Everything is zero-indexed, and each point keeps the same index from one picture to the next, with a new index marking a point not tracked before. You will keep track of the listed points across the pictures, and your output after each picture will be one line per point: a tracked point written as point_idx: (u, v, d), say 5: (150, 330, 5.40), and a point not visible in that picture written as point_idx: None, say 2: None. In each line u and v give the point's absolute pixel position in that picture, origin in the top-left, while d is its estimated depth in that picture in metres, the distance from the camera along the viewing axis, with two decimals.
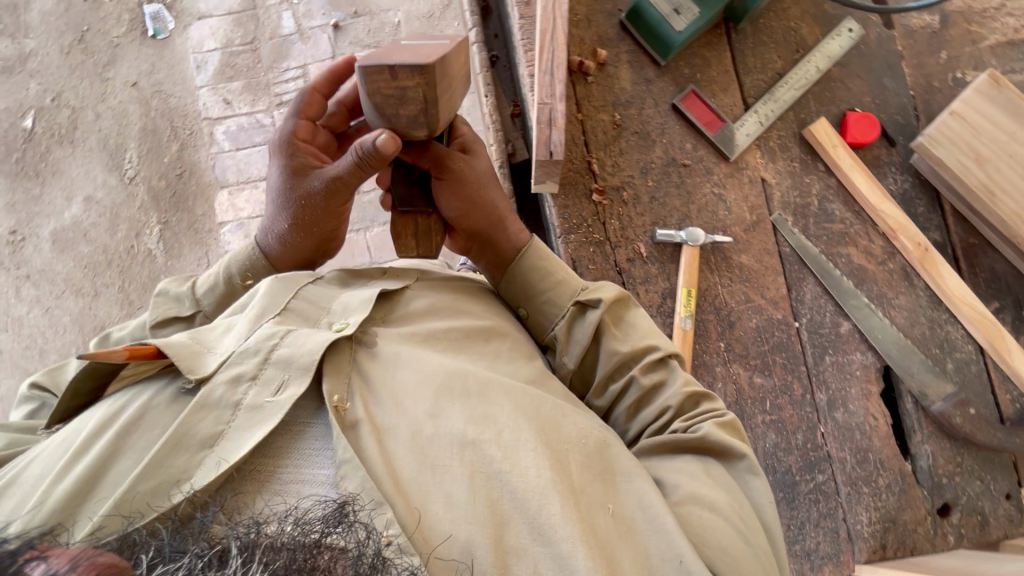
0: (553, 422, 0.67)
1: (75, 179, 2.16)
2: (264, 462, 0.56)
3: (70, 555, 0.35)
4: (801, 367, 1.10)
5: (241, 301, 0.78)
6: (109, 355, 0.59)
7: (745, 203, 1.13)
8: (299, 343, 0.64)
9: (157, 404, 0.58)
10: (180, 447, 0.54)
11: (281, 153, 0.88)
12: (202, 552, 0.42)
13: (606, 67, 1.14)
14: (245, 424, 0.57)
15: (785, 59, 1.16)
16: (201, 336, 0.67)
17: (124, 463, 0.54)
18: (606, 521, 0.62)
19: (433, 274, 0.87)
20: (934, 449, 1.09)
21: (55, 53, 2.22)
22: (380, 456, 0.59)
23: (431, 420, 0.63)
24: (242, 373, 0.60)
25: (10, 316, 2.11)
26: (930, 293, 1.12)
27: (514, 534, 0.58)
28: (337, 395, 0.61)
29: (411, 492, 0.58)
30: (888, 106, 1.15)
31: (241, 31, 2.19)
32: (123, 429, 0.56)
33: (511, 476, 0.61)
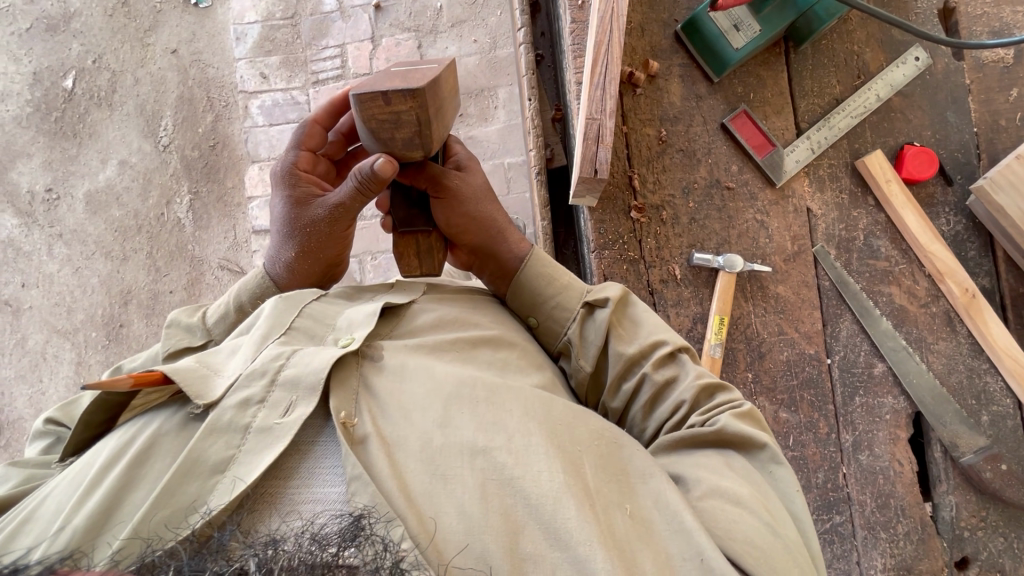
0: (563, 426, 0.66)
1: (111, 143, 2.18)
2: (276, 485, 0.55)
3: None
4: (829, 405, 1.07)
5: (247, 321, 0.77)
6: (114, 384, 0.58)
7: (787, 232, 1.10)
8: (305, 362, 0.63)
9: (167, 432, 0.59)
10: (192, 473, 0.54)
11: (282, 184, 0.87)
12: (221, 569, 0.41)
13: (656, 79, 1.10)
14: (256, 448, 0.56)
15: (844, 85, 1.11)
16: (207, 360, 0.67)
17: (139, 491, 0.55)
18: (624, 524, 0.60)
19: (443, 287, 0.86)
20: (959, 501, 1.06)
21: (99, 14, 2.22)
22: (390, 472, 0.58)
23: (440, 428, 0.62)
24: (251, 396, 0.60)
25: (42, 272, 2.15)
26: (973, 342, 1.07)
27: (529, 544, 0.56)
28: (343, 412, 0.61)
29: (422, 504, 0.57)
30: (947, 142, 1.10)
31: (282, 5, 2.16)
32: (136, 458, 0.56)
33: (523, 481, 0.59)
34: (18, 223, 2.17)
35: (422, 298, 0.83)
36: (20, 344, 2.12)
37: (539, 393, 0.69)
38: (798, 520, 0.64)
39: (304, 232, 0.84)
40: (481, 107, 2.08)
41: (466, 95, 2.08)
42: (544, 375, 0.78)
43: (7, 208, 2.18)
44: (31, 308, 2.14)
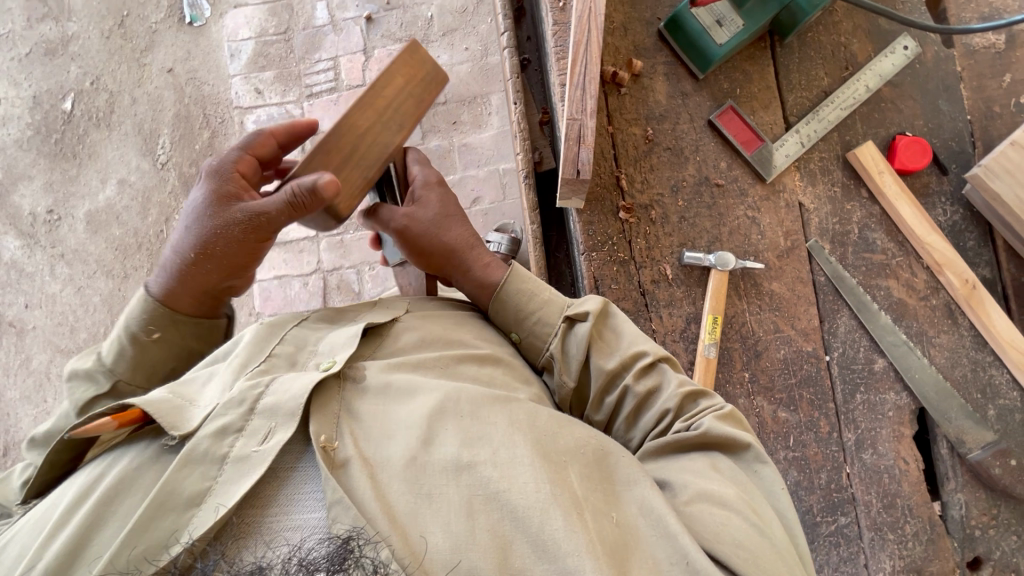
0: (549, 437, 0.65)
1: (110, 162, 2.20)
2: (254, 513, 0.52)
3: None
4: (829, 404, 1.05)
5: (226, 349, 0.76)
6: (98, 427, 0.58)
7: (780, 227, 1.08)
8: (284, 388, 0.61)
9: (136, 467, 0.57)
10: (167, 507, 0.51)
11: (211, 176, 0.77)
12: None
13: (640, 78, 1.09)
14: (233, 477, 0.54)
15: (832, 76, 1.09)
16: (180, 389, 0.65)
17: (108, 529, 0.53)
18: (610, 532, 0.59)
19: (426, 305, 0.85)
20: (968, 498, 1.03)
21: (96, 37, 2.25)
22: (375, 494, 0.55)
23: (424, 445, 0.61)
24: (228, 425, 0.58)
25: (44, 292, 2.17)
26: (976, 334, 1.05)
27: (519, 558, 0.55)
28: (323, 436, 0.58)
29: (409, 525, 0.55)
30: (941, 131, 1.08)
31: (275, 20, 2.19)
32: (105, 495, 0.55)
33: (508, 494, 0.58)
34: (20, 245, 2.20)
35: (405, 315, 0.81)
36: (24, 365, 2.13)
37: (523, 403, 0.68)
38: (784, 519, 0.63)
39: (217, 241, 0.75)
40: (474, 114, 2.08)
41: (458, 103, 2.08)
42: (531, 390, 0.77)
43: (9, 230, 2.20)
44: (33, 329, 2.16)
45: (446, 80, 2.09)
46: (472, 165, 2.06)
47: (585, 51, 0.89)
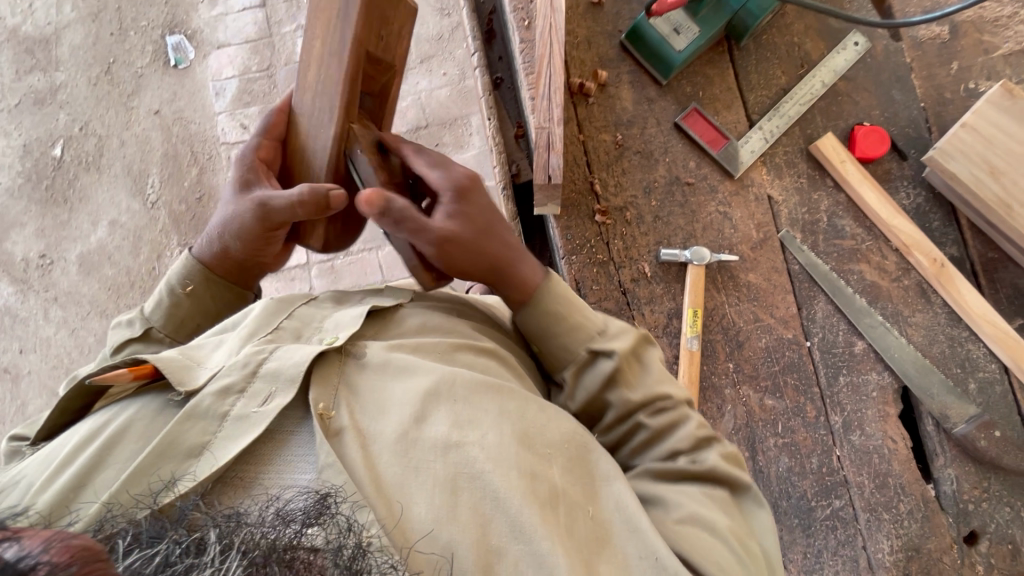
0: (538, 427, 0.65)
1: (101, 204, 2.24)
2: (247, 469, 0.56)
3: (44, 535, 0.34)
4: (814, 389, 1.07)
5: (235, 319, 0.80)
6: (115, 376, 0.61)
7: (751, 220, 1.11)
8: (287, 356, 0.64)
9: (143, 419, 0.60)
10: (168, 454, 0.55)
11: (240, 164, 0.86)
12: (180, 538, 0.42)
13: (606, 87, 1.14)
14: (231, 434, 0.57)
15: (789, 75, 1.14)
16: (191, 352, 0.69)
17: (110, 471, 0.55)
18: (585, 523, 0.61)
19: (428, 295, 0.88)
20: (959, 473, 1.04)
21: (83, 84, 2.31)
22: (365, 464, 0.58)
23: (415, 421, 0.62)
24: (231, 385, 0.61)
25: (38, 337, 2.18)
26: (949, 310, 1.07)
27: (496, 536, 0.57)
28: (322, 403, 0.61)
29: (393, 495, 0.57)
30: (897, 119, 1.12)
31: (257, 59, 2.27)
32: (111, 440, 0.58)
33: (488, 476, 0.59)
34: (14, 291, 2.21)
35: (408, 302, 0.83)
36: (20, 410, 2.13)
37: (519, 391, 0.68)
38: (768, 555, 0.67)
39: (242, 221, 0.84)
40: (455, 136, 2.13)
41: (439, 126, 2.14)
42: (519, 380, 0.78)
43: (2, 277, 2.22)
44: (29, 373, 2.16)
45: (425, 105, 2.15)
46: None
47: (549, 63, 0.97)
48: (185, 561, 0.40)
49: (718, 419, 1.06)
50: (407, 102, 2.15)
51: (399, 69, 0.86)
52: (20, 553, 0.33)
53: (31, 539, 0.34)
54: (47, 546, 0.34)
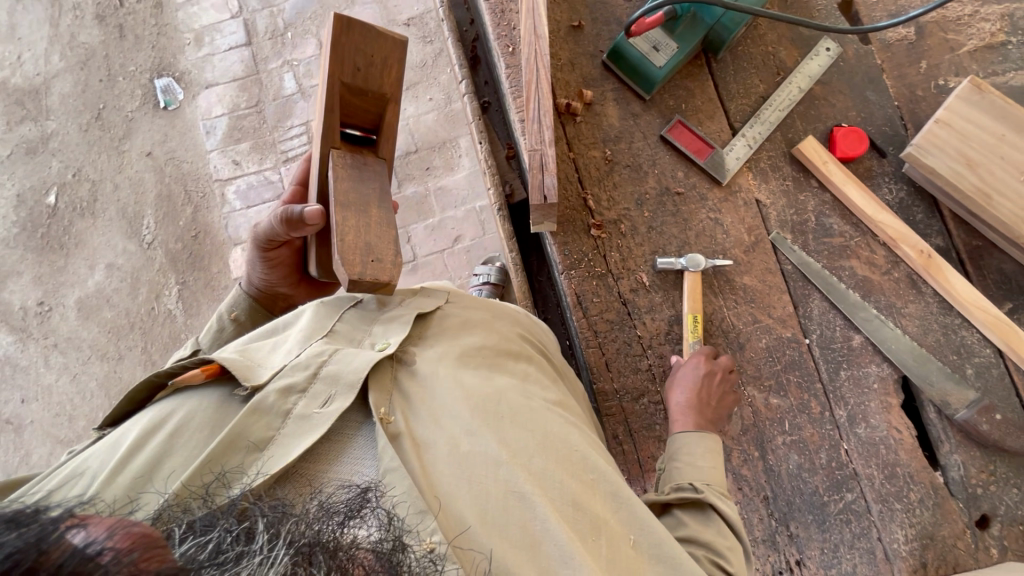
0: (579, 452, 0.69)
1: (97, 248, 2.25)
2: (307, 467, 0.58)
3: (107, 523, 0.41)
4: (817, 385, 1.09)
5: (284, 320, 0.84)
6: (191, 376, 0.66)
7: (742, 224, 1.14)
8: (347, 361, 0.68)
9: (207, 412, 0.63)
10: (234, 446, 0.58)
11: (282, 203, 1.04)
12: (231, 526, 0.46)
13: (593, 105, 1.17)
14: (293, 432, 0.60)
15: (767, 83, 1.19)
16: (250, 352, 0.72)
17: (178, 456, 0.59)
18: (623, 555, 0.64)
19: (464, 297, 0.90)
20: (965, 458, 1.06)
21: (74, 131, 2.33)
22: (422, 472, 0.61)
23: (468, 435, 0.65)
24: (293, 384, 0.64)
25: (39, 385, 2.17)
26: (940, 299, 1.10)
27: (546, 556, 0.59)
28: (382, 408, 0.65)
29: (447, 504, 0.60)
30: (873, 118, 1.17)
31: (245, 96, 2.31)
32: (177, 428, 0.61)
33: (537, 497, 0.62)
34: (12, 340, 2.20)
35: (447, 302, 0.87)
36: (23, 460, 2.10)
37: (560, 417, 0.73)
38: None
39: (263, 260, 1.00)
40: (445, 159, 2.18)
41: (429, 150, 2.18)
42: (558, 391, 0.81)
43: None
44: (31, 422, 2.14)
45: (414, 130, 2.19)
46: (450, 206, 2.15)
47: (538, 86, 1.01)
48: (236, 548, 0.44)
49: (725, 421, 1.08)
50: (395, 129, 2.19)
51: (392, 100, 0.91)
52: (86, 538, 0.39)
53: (95, 526, 0.40)
54: (111, 533, 0.40)
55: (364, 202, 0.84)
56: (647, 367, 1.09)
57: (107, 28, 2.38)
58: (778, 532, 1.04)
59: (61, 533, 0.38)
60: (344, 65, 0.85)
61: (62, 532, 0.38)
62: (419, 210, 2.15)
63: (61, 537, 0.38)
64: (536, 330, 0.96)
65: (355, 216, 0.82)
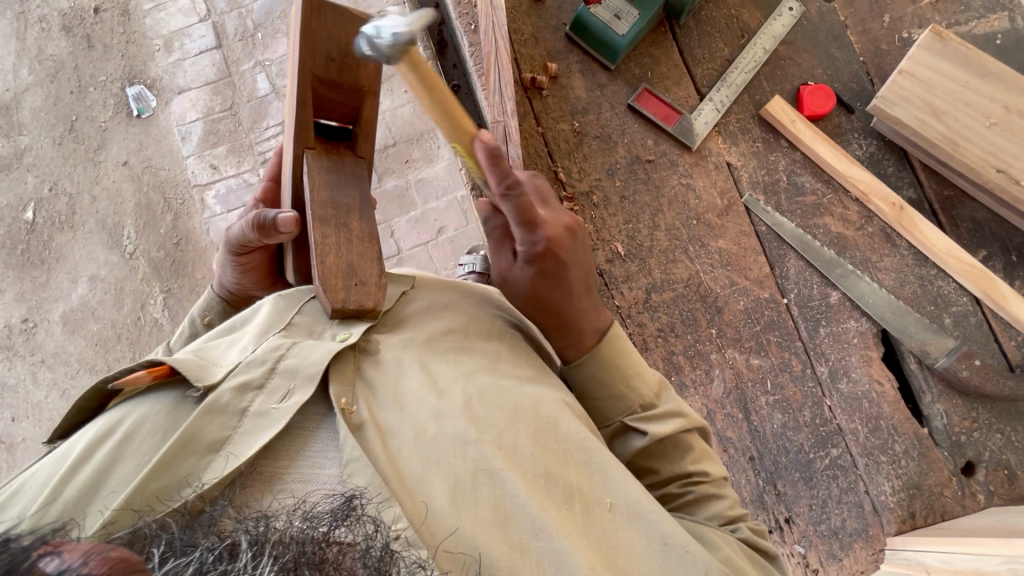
0: (550, 424, 0.65)
1: (79, 261, 2.23)
2: (266, 465, 0.54)
3: (83, 548, 0.37)
4: (796, 343, 1.09)
5: (242, 317, 0.77)
6: (134, 379, 0.57)
7: (715, 188, 1.14)
8: (305, 353, 0.62)
9: (155, 416, 0.56)
10: (187, 450, 0.52)
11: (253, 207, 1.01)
12: (212, 545, 0.41)
13: (558, 78, 1.17)
14: (253, 430, 0.55)
15: (732, 45, 1.19)
16: (204, 353, 0.65)
17: (129, 463, 0.53)
18: (601, 525, 0.60)
19: (431, 280, 0.84)
20: (947, 407, 1.06)
21: (48, 145, 2.30)
22: (386, 459, 0.57)
23: (433, 418, 0.60)
24: (249, 381, 0.59)
25: (29, 402, 2.15)
26: (915, 251, 1.10)
27: (519, 533, 0.56)
28: (343, 399, 0.60)
29: (415, 489, 0.56)
30: (840, 75, 1.17)
31: (219, 99, 2.29)
32: (128, 433, 0.55)
33: (508, 475, 0.58)
34: None
35: (415, 288, 0.81)
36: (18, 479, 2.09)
37: (530, 389, 0.68)
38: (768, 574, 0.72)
39: (237, 267, 0.97)
40: (423, 150, 2.16)
41: (406, 143, 2.17)
42: (533, 363, 0.75)
43: None
44: (23, 441, 2.12)
45: (391, 123, 2.18)
46: (432, 197, 2.14)
47: (498, 63, 1.01)
48: (218, 568, 0.40)
49: (708, 384, 1.08)
50: None
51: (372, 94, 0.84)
52: (61, 567, 0.36)
53: (71, 553, 0.37)
54: (86, 559, 0.36)
55: (343, 207, 0.81)
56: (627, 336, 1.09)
57: (74, 39, 2.34)
58: (766, 491, 1.04)
59: (32, 563, 0.35)
60: (319, 57, 0.78)
61: (34, 561, 0.35)
62: (400, 203, 2.14)
63: (32, 566, 0.35)
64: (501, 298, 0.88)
65: (334, 222, 0.79)
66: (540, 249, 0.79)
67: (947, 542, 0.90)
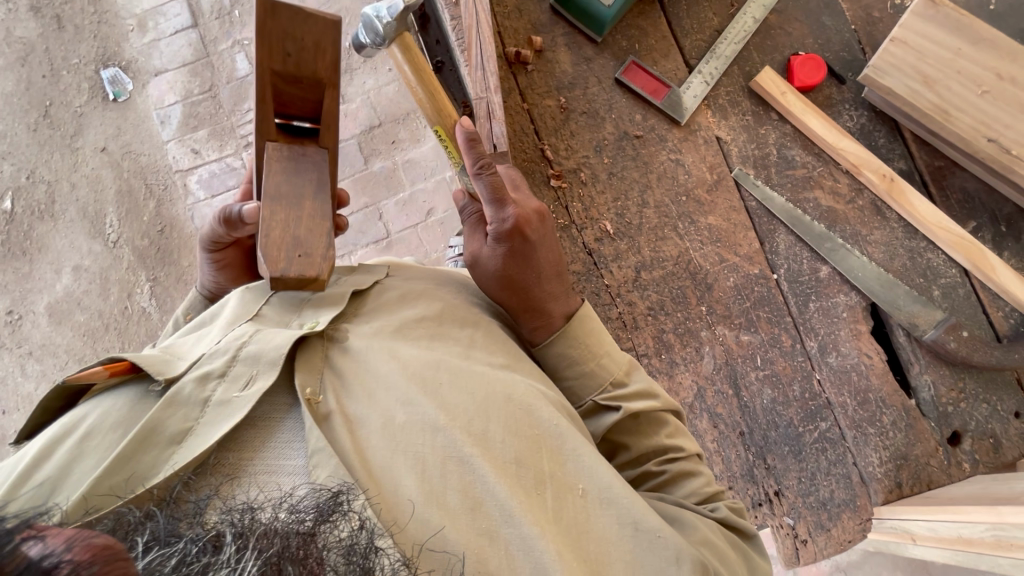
0: (524, 409, 0.63)
1: (62, 251, 2.19)
2: (232, 457, 0.53)
3: (66, 534, 0.35)
4: (786, 318, 1.09)
5: (211, 312, 0.75)
6: (90, 375, 0.57)
7: (704, 163, 1.12)
8: (268, 338, 0.61)
9: (118, 411, 0.55)
10: (148, 442, 0.51)
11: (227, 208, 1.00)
12: (196, 536, 0.40)
13: (544, 53, 1.13)
14: (214, 420, 0.54)
15: (721, 15, 1.16)
16: (172, 347, 0.64)
17: (88, 459, 0.52)
18: (572, 509, 0.60)
19: (406, 272, 0.84)
20: (934, 378, 1.07)
21: (22, 131, 2.22)
22: (353, 449, 0.55)
23: (402, 405, 0.60)
24: (211, 370, 0.57)
25: (19, 395, 2.12)
26: (905, 223, 1.10)
27: (489, 518, 0.55)
28: (309, 389, 0.58)
29: (381, 477, 0.55)
30: (831, 44, 1.14)
31: (197, 80, 2.22)
32: (88, 430, 0.54)
33: (479, 461, 0.57)
34: None
35: (388, 278, 0.81)
36: None
37: (503, 374, 0.67)
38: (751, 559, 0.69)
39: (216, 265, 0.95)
40: (410, 130, 2.12)
41: (393, 123, 2.12)
42: (509, 351, 0.74)
43: None
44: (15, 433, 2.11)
45: (376, 103, 2.13)
46: (419, 178, 2.10)
47: (479, 35, 0.98)
48: (201, 561, 0.39)
49: (698, 361, 1.08)
50: (356, 103, 2.13)
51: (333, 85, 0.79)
52: (44, 551, 0.33)
53: (54, 538, 0.34)
54: (70, 545, 0.34)
55: (297, 189, 0.76)
56: (617, 315, 1.08)
57: (44, 20, 2.26)
58: (756, 465, 1.05)
59: (16, 546, 0.32)
60: (273, 51, 0.74)
61: (17, 544, 0.32)
62: (388, 185, 2.10)
63: (16, 549, 0.32)
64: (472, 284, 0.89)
65: (284, 206, 0.74)
66: (508, 228, 0.81)
67: (917, 509, 0.93)
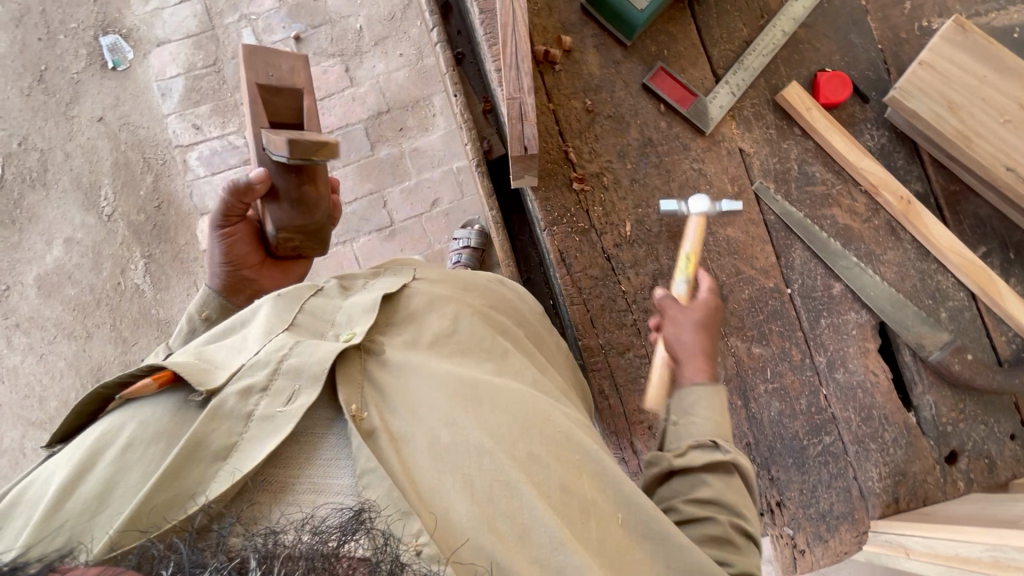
0: (564, 437, 0.65)
1: (53, 223, 2.12)
2: (276, 474, 0.53)
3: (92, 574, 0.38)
4: (798, 333, 1.10)
5: (240, 317, 0.74)
6: (140, 389, 0.59)
7: (725, 174, 1.13)
8: (308, 351, 0.61)
9: (163, 421, 0.56)
10: (195, 457, 0.52)
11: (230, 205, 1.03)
12: (221, 564, 0.40)
13: (572, 53, 1.12)
14: (259, 435, 0.54)
15: (751, 26, 1.15)
16: (206, 355, 0.64)
17: (134, 476, 0.53)
18: (614, 540, 0.60)
19: (428, 274, 0.84)
20: (937, 398, 1.09)
21: (15, 96, 2.14)
22: (401, 467, 0.56)
23: (446, 425, 0.60)
24: (253, 384, 0.58)
25: (5, 366, 2.08)
26: (918, 246, 1.11)
27: (538, 546, 0.55)
28: (353, 405, 0.58)
29: (430, 497, 0.55)
30: (857, 63, 1.15)
31: (201, 53, 2.15)
32: (127, 444, 0.55)
33: (525, 486, 0.58)
34: None
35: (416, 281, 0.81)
36: None
37: (536, 394, 0.67)
38: None
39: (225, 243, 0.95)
40: (419, 118, 2.07)
41: (402, 109, 2.08)
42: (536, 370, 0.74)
43: None
44: None
45: (385, 89, 2.08)
46: (427, 168, 2.06)
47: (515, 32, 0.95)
48: None
49: None
50: (365, 88, 2.08)
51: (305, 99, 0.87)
52: None
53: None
54: None
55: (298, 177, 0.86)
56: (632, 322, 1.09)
57: None
58: (760, 475, 1.07)
59: None
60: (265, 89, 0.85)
61: None
62: (393, 173, 2.06)
63: None
64: (492, 289, 0.89)
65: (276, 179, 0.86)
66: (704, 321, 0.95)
67: (905, 524, 0.98)
